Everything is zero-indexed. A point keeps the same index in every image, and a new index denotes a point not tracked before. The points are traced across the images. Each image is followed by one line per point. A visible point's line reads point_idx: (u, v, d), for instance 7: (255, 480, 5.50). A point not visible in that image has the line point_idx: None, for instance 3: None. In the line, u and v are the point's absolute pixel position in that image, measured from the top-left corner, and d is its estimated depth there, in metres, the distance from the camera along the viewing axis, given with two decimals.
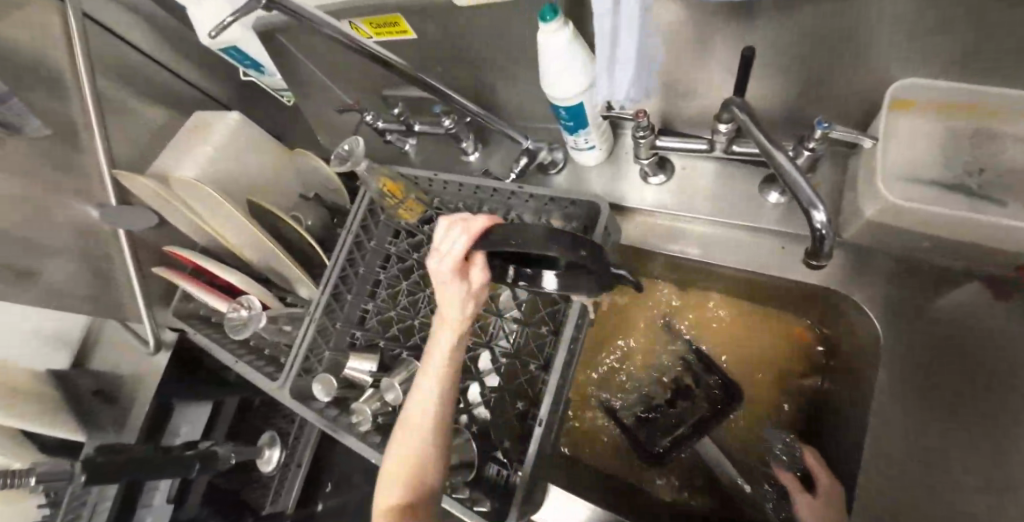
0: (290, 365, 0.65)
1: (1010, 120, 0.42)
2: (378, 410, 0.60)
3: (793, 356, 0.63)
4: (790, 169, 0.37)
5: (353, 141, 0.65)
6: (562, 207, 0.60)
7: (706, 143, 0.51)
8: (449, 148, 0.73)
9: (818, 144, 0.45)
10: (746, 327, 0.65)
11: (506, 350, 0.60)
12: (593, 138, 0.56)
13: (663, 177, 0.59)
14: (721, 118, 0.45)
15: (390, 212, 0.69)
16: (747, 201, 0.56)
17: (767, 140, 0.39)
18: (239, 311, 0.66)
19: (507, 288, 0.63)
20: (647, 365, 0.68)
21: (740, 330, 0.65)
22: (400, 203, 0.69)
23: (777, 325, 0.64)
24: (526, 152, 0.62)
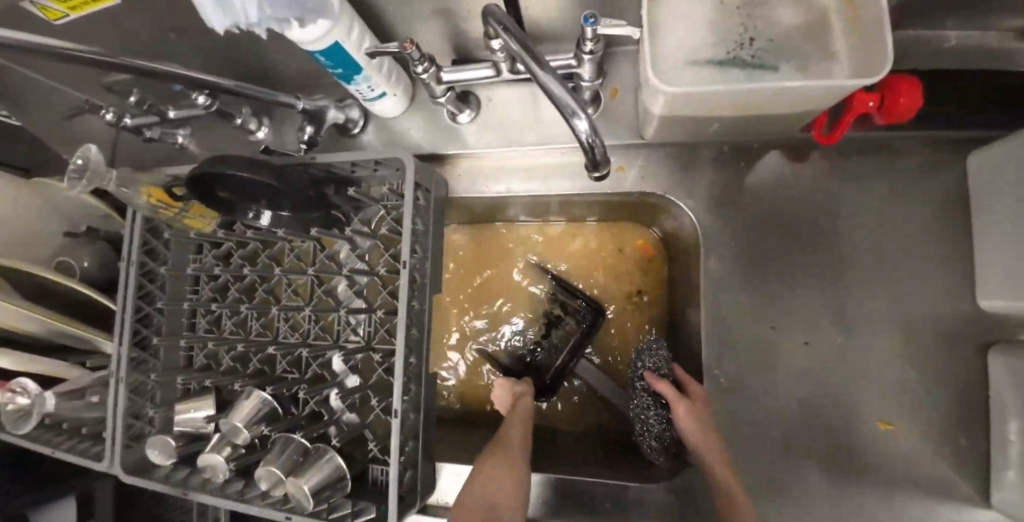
0: (110, 440, 0.55)
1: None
2: (229, 456, 0.52)
3: (643, 261, 0.63)
4: (544, 74, 0.33)
5: (84, 150, 0.50)
6: (372, 171, 0.53)
7: (489, 67, 0.45)
8: (228, 131, 0.60)
9: (595, 45, 0.41)
10: (595, 246, 0.64)
11: (355, 345, 0.54)
12: (376, 83, 0.48)
13: (471, 113, 0.53)
14: (489, 35, 0.39)
15: (176, 227, 0.57)
16: (558, 120, 0.52)
17: (521, 49, 0.34)
18: (13, 400, 0.54)
19: (340, 278, 0.55)
20: (512, 308, 0.66)
21: (590, 249, 0.65)
22: (183, 211, 0.55)
23: (624, 237, 0.64)
24: (307, 118, 0.52)
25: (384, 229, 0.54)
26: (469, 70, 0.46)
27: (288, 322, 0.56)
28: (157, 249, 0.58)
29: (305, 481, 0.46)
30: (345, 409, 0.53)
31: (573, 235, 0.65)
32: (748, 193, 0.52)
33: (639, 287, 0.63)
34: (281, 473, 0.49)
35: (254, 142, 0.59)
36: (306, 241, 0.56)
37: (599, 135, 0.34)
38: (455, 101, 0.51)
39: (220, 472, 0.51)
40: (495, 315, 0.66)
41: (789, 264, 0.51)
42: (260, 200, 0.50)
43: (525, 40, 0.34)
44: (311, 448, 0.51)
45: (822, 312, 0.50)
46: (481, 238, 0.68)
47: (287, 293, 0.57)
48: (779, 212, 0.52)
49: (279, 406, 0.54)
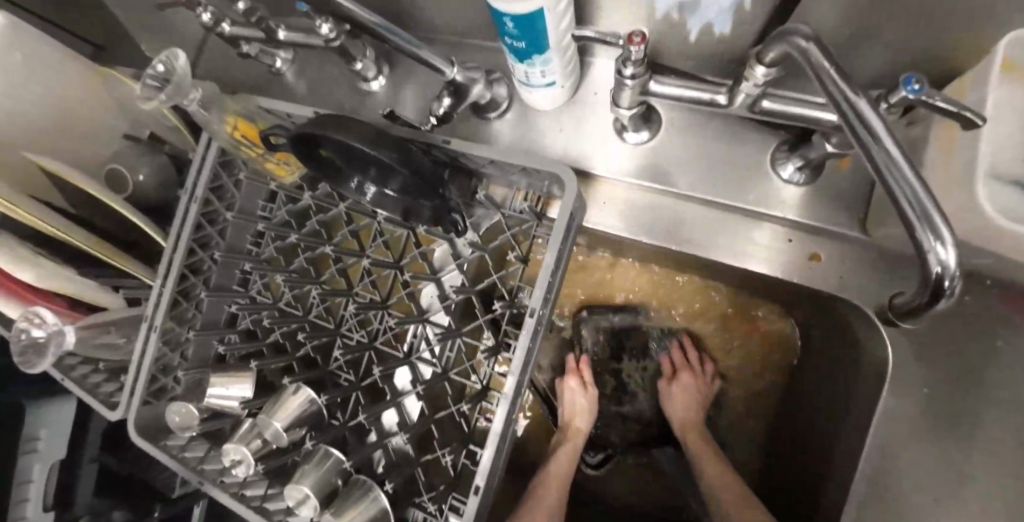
0: (130, 390, 0.47)
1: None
2: (258, 452, 0.44)
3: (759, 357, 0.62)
4: (888, 149, 0.22)
5: (169, 54, 0.41)
6: (508, 173, 0.42)
7: (721, 94, 0.33)
8: (341, 71, 0.50)
9: (890, 109, 0.30)
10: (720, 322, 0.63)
11: (430, 367, 0.45)
12: (553, 69, 0.38)
13: (646, 135, 0.42)
14: (764, 56, 0.28)
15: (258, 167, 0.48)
16: (766, 171, 0.40)
17: (850, 106, 0.23)
18: (30, 329, 0.45)
19: (431, 284, 0.46)
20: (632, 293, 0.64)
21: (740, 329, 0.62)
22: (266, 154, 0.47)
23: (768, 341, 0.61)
24: (448, 87, 0.41)
25: (499, 245, 0.44)
26: (688, 87, 0.34)
27: (357, 315, 0.48)
28: (225, 187, 0.49)
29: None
30: (400, 437, 0.45)
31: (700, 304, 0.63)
32: (950, 330, 0.42)
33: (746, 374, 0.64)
34: (310, 493, 0.41)
35: (366, 93, 0.49)
36: (401, 230, 0.47)
37: (961, 273, 0.22)
38: (638, 118, 0.40)
39: (242, 466, 0.43)
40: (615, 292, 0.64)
41: (980, 429, 0.41)
42: (368, 170, 0.40)
43: (864, 95, 0.23)
44: (352, 475, 0.43)
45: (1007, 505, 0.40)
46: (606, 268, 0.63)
47: (364, 282, 0.48)
48: (986, 365, 0.41)
49: (326, 410, 0.46)
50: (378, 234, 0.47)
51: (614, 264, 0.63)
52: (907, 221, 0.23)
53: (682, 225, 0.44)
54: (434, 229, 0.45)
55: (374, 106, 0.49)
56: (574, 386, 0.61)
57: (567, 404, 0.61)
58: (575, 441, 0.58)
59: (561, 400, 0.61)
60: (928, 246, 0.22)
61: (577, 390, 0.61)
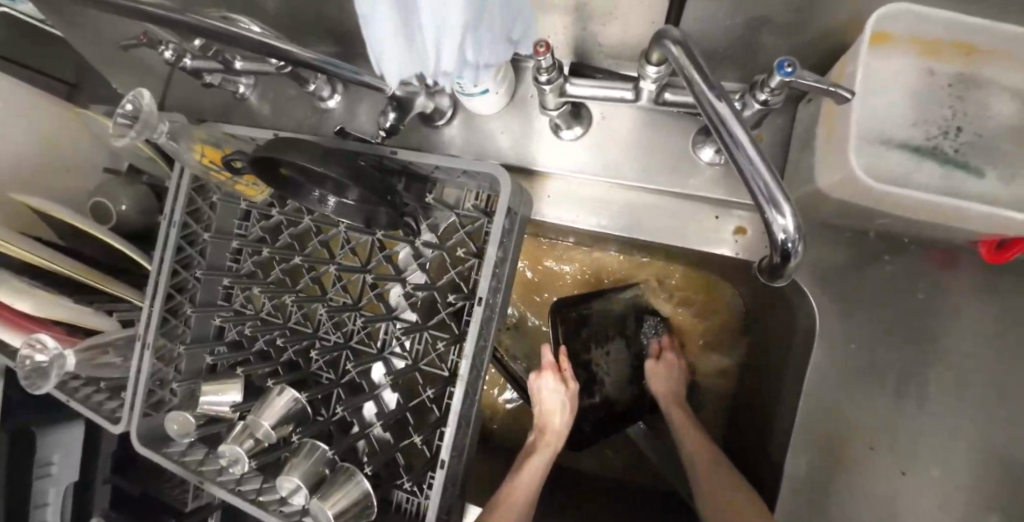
0: (130, 403, 0.51)
1: (994, 62, 0.34)
2: (251, 450, 0.48)
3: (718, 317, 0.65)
4: (740, 142, 0.26)
5: (136, 93, 0.45)
6: (455, 177, 0.46)
7: (629, 90, 0.36)
8: (299, 92, 0.54)
9: (774, 95, 0.33)
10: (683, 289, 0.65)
11: (401, 362, 0.49)
12: (483, 80, 0.41)
13: (579, 130, 0.45)
14: (650, 57, 0.31)
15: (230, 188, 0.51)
16: (688, 156, 0.43)
17: (707, 100, 0.26)
18: (33, 354, 0.49)
19: (396, 284, 0.50)
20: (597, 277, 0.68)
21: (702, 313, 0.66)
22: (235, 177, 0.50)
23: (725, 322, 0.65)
24: (392, 102, 0.44)
25: (455, 243, 0.48)
26: (602, 87, 0.38)
27: (331, 318, 0.51)
28: (201, 210, 0.53)
29: (330, 505, 0.43)
30: (378, 426, 0.49)
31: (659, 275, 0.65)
32: (871, 287, 0.45)
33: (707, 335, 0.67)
34: (300, 483, 0.45)
35: (323, 111, 0.53)
36: (366, 237, 0.51)
37: (803, 237, 0.26)
38: (567, 117, 0.43)
39: (239, 464, 0.48)
40: (581, 278, 0.68)
41: (907, 377, 0.44)
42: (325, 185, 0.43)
43: (723, 98, 0.27)
44: (337, 464, 0.47)
45: (938, 443, 0.43)
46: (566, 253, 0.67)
47: (336, 287, 0.52)
48: (907, 316, 0.45)
49: (309, 407, 0.50)
50: (345, 242, 0.51)
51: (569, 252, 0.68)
52: (759, 200, 0.26)
53: (622, 210, 0.47)
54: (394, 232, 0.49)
55: (331, 124, 0.52)
56: (550, 379, 0.58)
57: (541, 399, 0.58)
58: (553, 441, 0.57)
59: (530, 391, 0.59)
60: (773, 219, 0.26)
61: (553, 387, 0.58)
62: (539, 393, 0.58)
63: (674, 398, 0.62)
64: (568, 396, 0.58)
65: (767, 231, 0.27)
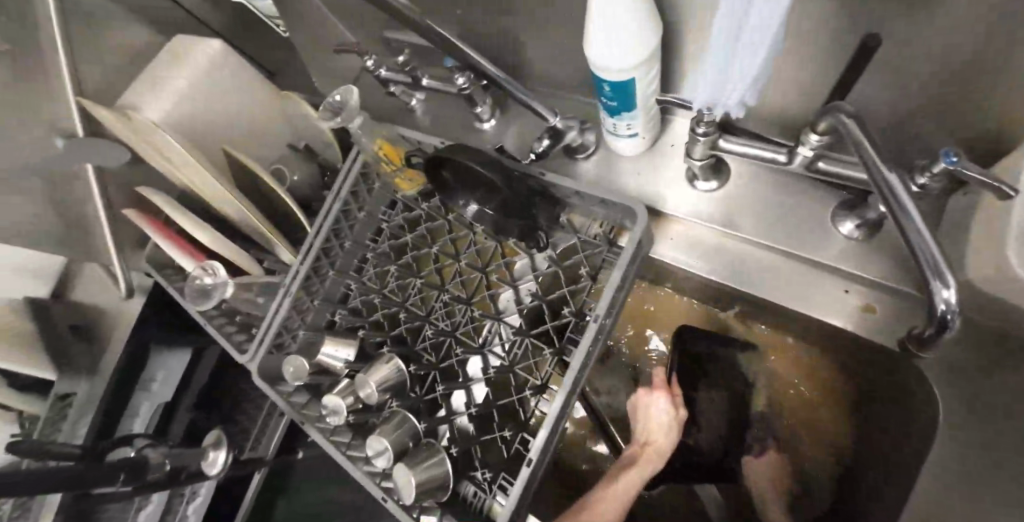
0: (260, 340, 0.58)
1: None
2: (351, 407, 0.53)
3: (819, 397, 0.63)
4: (908, 216, 0.28)
5: (345, 90, 0.54)
6: (588, 203, 0.50)
7: (782, 154, 0.39)
8: (461, 110, 0.62)
9: (934, 179, 0.34)
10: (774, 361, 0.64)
11: (499, 361, 0.53)
12: (637, 123, 0.46)
13: (715, 184, 0.48)
14: (816, 125, 0.34)
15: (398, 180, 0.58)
16: (822, 226, 0.44)
17: (880, 170, 0.29)
18: (202, 276, 0.58)
19: (509, 289, 0.54)
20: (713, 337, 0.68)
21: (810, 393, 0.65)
22: (399, 170, 0.58)
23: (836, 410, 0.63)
24: (549, 131, 0.51)
25: (573, 263, 0.52)
26: (753, 146, 0.41)
27: (445, 307, 0.57)
28: (360, 192, 0.62)
29: (413, 474, 0.46)
30: (464, 415, 0.52)
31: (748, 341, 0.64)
32: None
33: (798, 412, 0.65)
34: (388, 446, 0.49)
35: (479, 128, 0.60)
36: (492, 242, 0.56)
37: (962, 311, 0.27)
38: (707, 169, 0.46)
39: (337, 416, 0.53)
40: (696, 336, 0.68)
41: None
42: (477, 189, 0.50)
43: (895, 172, 0.29)
44: (422, 439, 0.51)
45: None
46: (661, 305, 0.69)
47: (455, 280, 0.57)
48: None
49: (407, 381, 0.54)
50: (472, 242, 0.57)
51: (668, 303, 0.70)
52: (921, 271, 0.29)
53: (742, 264, 0.49)
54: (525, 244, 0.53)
55: (484, 140, 0.60)
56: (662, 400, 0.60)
57: (649, 417, 0.60)
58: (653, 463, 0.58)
59: (639, 408, 0.62)
60: (936, 289, 0.27)
61: (666, 409, 0.60)
62: (648, 410, 0.60)
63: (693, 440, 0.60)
64: (676, 419, 0.59)
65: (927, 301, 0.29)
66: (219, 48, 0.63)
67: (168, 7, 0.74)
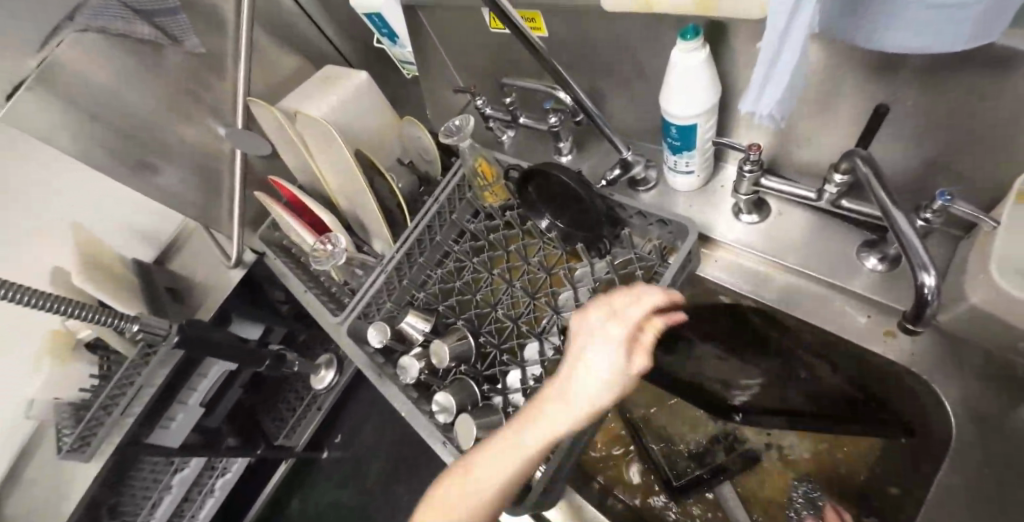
0: (351, 306, 0.68)
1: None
2: (424, 368, 0.62)
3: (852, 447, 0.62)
4: (905, 232, 0.37)
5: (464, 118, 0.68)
6: (648, 222, 0.61)
7: (812, 191, 0.49)
8: (545, 144, 0.76)
9: (937, 216, 0.43)
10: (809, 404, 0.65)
11: (555, 346, 0.61)
12: (695, 162, 0.57)
13: (756, 218, 0.58)
14: (839, 166, 0.44)
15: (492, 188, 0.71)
16: (845, 259, 0.53)
17: (884, 194, 0.39)
18: (324, 246, 0.69)
19: (570, 288, 0.64)
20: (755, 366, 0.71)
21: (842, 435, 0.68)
22: (489, 186, 0.71)
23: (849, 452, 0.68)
24: (620, 163, 0.63)
25: (628, 271, 0.61)
26: (790, 186, 0.51)
27: (511, 298, 0.66)
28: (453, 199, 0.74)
29: (474, 426, 0.54)
30: (519, 389, 0.60)
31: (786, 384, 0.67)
32: None
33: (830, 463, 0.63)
34: (451, 403, 0.57)
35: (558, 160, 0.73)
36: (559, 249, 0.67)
37: (942, 296, 0.35)
38: (750, 204, 0.57)
39: (408, 376, 0.62)
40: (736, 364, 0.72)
41: None
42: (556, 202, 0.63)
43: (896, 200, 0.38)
44: (482, 402, 0.59)
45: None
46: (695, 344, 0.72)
47: (523, 277, 0.67)
48: None
49: (472, 354, 0.63)
50: (542, 248, 0.68)
51: (697, 346, 0.76)
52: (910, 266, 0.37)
53: (779, 287, 0.56)
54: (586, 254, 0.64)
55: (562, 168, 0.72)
56: None
57: None
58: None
59: None
60: (921, 278, 0.36)
61: None
62: None
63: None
64: None
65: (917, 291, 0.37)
66: (365, 79, 0.80)
67: (322, 45, 0.94)
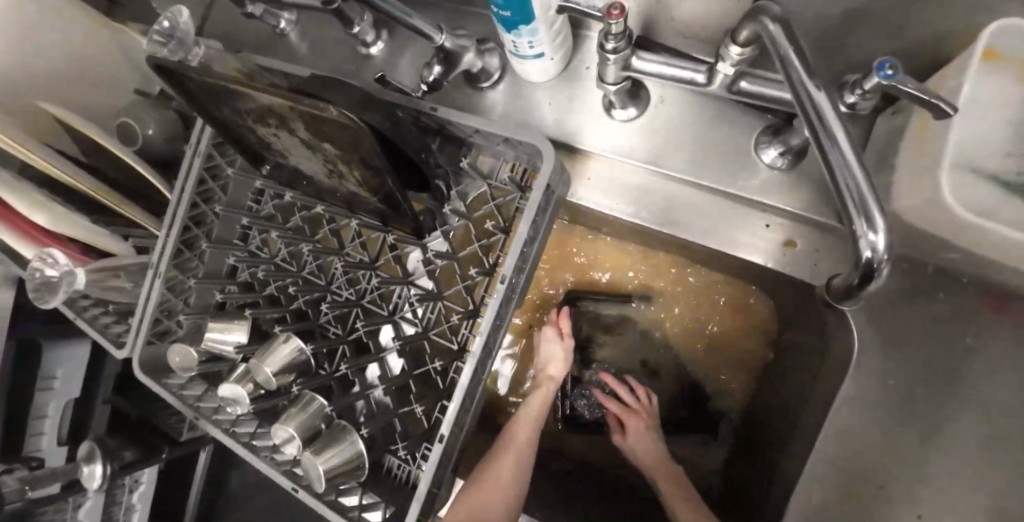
0: (134, 330, 0.50)
1: None
2: (251, 395, 0.47)
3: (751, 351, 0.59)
4: (839, 153, 0.23)
5: (174, 11, 0.44)
6: (492, 143, 0.43)
7: (701, 72, 0.34)
8: (342, 37, 0.51)
9: (865, 96, 0.30)
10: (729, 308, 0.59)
11: (412, 328, 0.48)
12: (540, 41, 0.38)
13: (632, 113, 0.42)
14: (737, 36, 0.29)
15: (260, 144, 0.47)
16: (744, 155, 0.39)
17: (809, 90, 0.24)
18: (44, 268, 0.48)
19: (416, 248, 0.48)
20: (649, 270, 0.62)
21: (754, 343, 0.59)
22: (243, 130, 0.46)
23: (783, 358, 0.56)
24: (439, 55, 0.42)
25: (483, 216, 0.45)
26: (671, 65, 0.35)
27: (346, 274, 0.50)
28: (227, 146, 0.51)
29: (323, 461, 0.42)
30: (381, 389, 0.48)
31: (693, 280, 0.60)
32: (919, 324, 0.42)
33: (720, 364, 0.62)
34: (295, 433, 0.45)
35: (365, 57, 0.50)
36: (378, 230, 0.49)
37: (889, 255, 0.24)
38: (623, 95, 0.40)
39: (238, 406, 0.48)
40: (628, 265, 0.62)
41: (949, 423, 0.41)
42: (331, 152, 0.41)
43: (822, 88, 0.24)
44: (334, 420, 0.46)
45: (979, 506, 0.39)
46: (603, 239, 0.62)
47: (355, 242, 0.50)
48: (949, 359, 0.41)
49: (313, 360, 0.49)
50: (359, 229, 0.49)
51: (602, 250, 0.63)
52: (846, 211, 0.24)
53: (665, 203, 0.43)
54: (389, 220, 0.46)
55: (373, 72, 0.50)
56: (551, 337, 0.62)
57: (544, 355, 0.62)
58: (548, 387, 0.60)
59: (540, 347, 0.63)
60: (862, 233, 0.24)
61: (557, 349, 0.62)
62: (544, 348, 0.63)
63: (654, 456, 0.59)
64: (563, 350, 0.61)
65: (852, 244, 0.25)
66: None
67: None
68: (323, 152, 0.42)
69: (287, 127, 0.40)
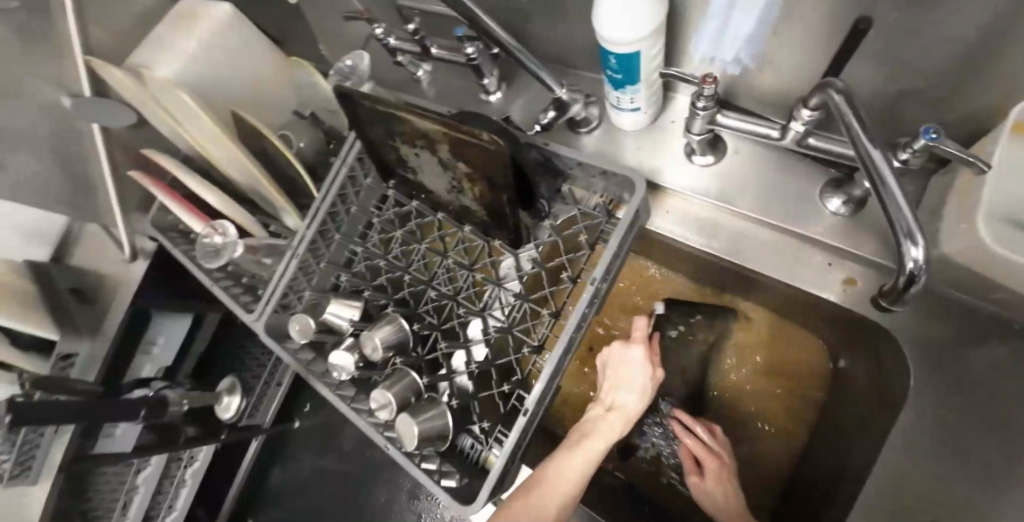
0: (266, 299, 0.60)
1: None
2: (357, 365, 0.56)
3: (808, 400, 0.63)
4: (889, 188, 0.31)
5: (356, 56, 0.58)
6: (589, 175, 0.52)
7: (776, 128, 0.42)
8: (468, 85, 0.64)
9: (915, 155, 0.37)
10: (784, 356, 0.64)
11: (499, 323, 0.55)
12: (640, 98, 0.48)
13: (711, 159, 0.50)
14: (809, 102, 0.37)
15: (398, 160, 0.58)
16: (807, 201, 0.47)
17: (867, 140, 0.32)
18: (213, 236, 0.60)
19: (510, 256, 0.56)
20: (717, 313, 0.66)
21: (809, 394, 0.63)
22: (388, 148, 0.57)
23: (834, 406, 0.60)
24: (554, 103, 0.53)
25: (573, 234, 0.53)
26: (749, 122, 0.43)
27: (447, 273, 0.59)
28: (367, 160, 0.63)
29: (417, 424, 0.49)
30: (464, 374, 0.55)
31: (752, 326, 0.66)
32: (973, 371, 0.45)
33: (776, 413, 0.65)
34: (391, 400, 0.52)
35: (485, 101, 0.62)
36: (480, 240, 0.58)
37: (930, 268, 0.30)
38: (704, 144, 0.49)
39: (344, 372, 0.56)
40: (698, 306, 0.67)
41: None
42: (462, 168, 0.51)
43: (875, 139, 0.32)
44: (424, 394, 0.54)
45: None
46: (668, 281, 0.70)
47: (458, 247, 0.59)
48: None
49: (411, 341, 0.57)
50: (463, 239, 0.59)
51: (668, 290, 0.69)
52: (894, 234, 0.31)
53: (734, 237, 0.51)
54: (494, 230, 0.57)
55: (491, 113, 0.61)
56: (637, 354, 0.55)
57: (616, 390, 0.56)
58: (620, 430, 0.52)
59: (614, 364, 0.57)
60: (907, 250, 0.31)
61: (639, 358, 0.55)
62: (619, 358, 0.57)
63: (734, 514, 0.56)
64: (653, 379, 0.55)
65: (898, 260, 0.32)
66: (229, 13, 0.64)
67: None
68: (453, 169, 0.53)
69: (431, 148, 0.51)
